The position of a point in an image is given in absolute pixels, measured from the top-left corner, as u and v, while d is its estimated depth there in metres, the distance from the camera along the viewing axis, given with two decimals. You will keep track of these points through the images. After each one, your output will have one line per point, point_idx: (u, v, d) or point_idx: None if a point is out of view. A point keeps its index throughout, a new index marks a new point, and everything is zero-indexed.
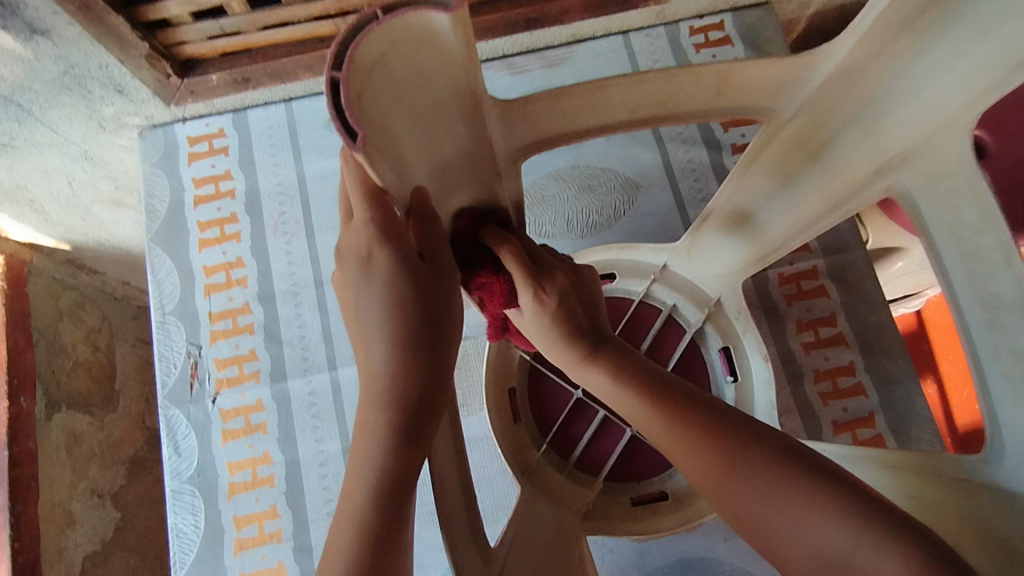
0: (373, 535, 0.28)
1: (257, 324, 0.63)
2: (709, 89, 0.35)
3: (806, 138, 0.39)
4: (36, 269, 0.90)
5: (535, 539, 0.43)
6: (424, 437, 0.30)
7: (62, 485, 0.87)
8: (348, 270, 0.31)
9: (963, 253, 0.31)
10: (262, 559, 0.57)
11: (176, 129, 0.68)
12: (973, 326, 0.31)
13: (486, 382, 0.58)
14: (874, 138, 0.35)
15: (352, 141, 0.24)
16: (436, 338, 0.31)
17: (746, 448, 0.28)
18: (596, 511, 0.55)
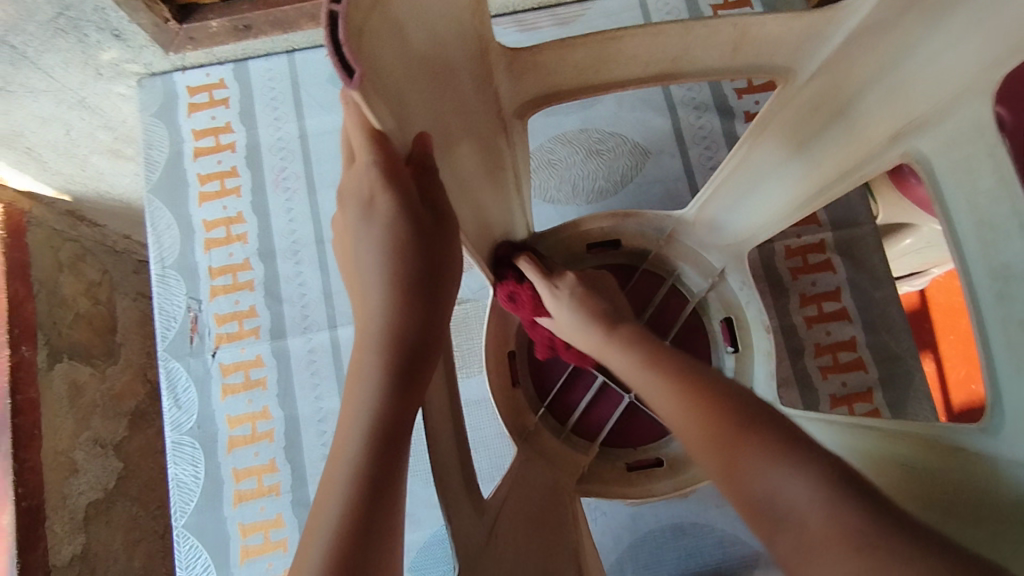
0: (367, 478, 0.29)
1: (257, 281, 0.63)
2: (727, 44, 0.35)
3: (824, 100, 0.39)
4: (36, 219, 0.89)
5: (530, 499, 0.44)
6: (420, 380, 0.31)
7: (65, 433, 0.88)
8: (352, 213, 0.31)
9: (978, 220, 0.31)
10: (261, 510, 0.58)
11: (175, 78, 0.66)
12: (982, 297, 0.31)
13: (487, 343, 0.56)
14: (898, 99, 0.36)
15: (349, 77, 0.22)
16: (435, 287, 0.32)
17: (721, 411, 0.33)
18: (591, 475, 0.55)
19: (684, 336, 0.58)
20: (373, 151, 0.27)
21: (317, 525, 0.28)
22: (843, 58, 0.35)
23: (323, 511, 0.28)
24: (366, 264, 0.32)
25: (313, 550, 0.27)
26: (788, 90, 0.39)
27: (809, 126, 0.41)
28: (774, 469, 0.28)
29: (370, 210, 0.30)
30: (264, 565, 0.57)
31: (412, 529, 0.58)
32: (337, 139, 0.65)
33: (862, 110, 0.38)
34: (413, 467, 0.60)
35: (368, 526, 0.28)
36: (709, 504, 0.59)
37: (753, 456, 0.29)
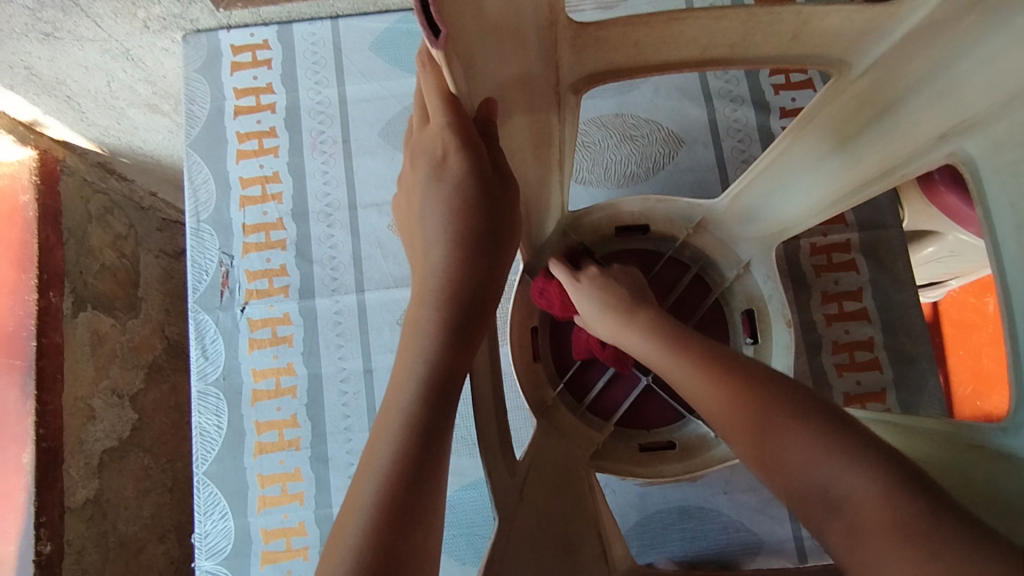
0: (421, 425, 0.30)
1: (289, 240, 0.64)
2: (786, 30, 0.35)
3: (872, 96, 0.39)
4: (69, 169, 0.90)
5: (549, 466, 0.44)
6: (473, 332, 0.33)
7: (85, 380, 0.90)
8: (424, 170, 0.33)
9: (1019, 225, 0.32)
10: (280, 463, 0.59)
11: (220, 37, 0.67)
12: (1016, 299, 0.32)
13: (512, 316, 0.57)
14: (946, 100, 0.36)
15: (436, 38, 0.23)
16: (495, 249, 0.34)
17: (769, 412, 0.32)
18: (605, 453, 0.56)
19: (705, 327, 0.59)
20: (447, 113, 0.29)
21: (370, 467, 0.30)
22: (897, 57, 0.36)
23: (376, 455, 0.30)
24: (425, 225, 0.34)
25: (366, 486, 0.29)
26: (839, 83, 0.40)
27: (854, 124, 0.42)
28: (822, 462, 0.27)
29: (437, 173, 0.32)
30: (281, 516, 0.59)
31: None
32: (375, 107, 0.66)
33: (911, 110, 0.38)
34: None
35: (416, 474, 0.29)
36: (717, 490, 0.60)
37: (800, 452, 0.29)
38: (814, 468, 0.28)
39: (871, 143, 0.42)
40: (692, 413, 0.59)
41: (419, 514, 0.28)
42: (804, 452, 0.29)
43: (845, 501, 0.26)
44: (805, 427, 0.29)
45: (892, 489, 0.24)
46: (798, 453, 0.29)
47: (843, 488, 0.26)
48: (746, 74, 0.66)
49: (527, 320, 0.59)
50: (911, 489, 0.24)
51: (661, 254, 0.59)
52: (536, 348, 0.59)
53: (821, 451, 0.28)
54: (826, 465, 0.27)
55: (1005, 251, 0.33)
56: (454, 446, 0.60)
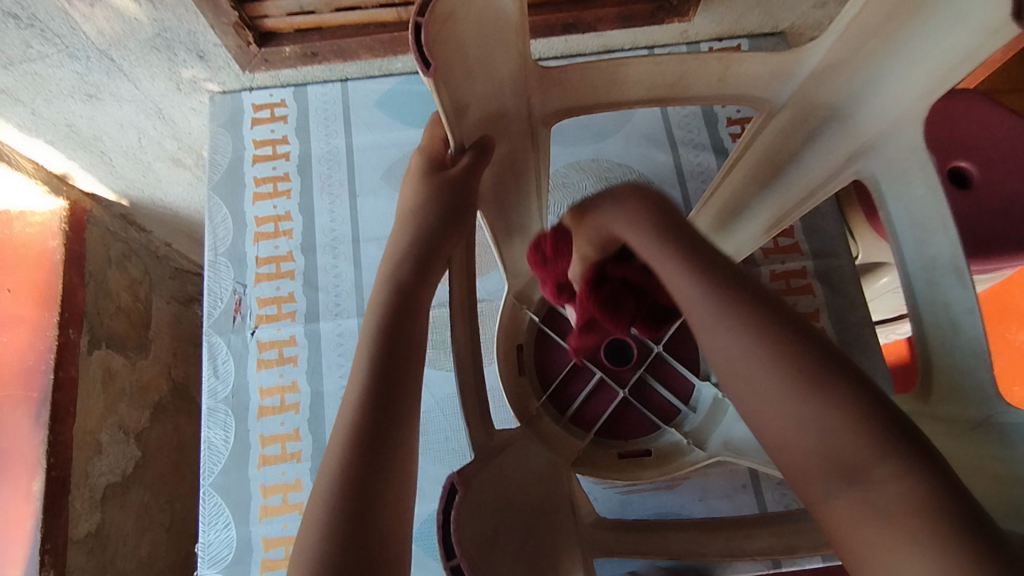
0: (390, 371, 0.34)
1: (297, 271, 0.70)
2: (712, 75, 0.44)
3: (797, 127, 0.46)
4: (93, 218, 0.97)
5: (527, 468, 0.48)
6: (420, 290, 0.38)
7: (95, 415, 0.94)
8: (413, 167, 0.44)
9: (913, 221, 0.41)
10: (282, 474, 0.64)
11: (242, 96, 0.76)
12: (915, 286, 0.40)
13: (499, 335, 0.62)
14: (848, 127, 0.44)
15: (427, 70, 0.30)
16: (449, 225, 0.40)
17: (804, 370, 0.29)
18: (586, 458, 0.60)
19: (676, 342, 0.64)
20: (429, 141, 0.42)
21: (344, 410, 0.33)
22: (809, 94, 0.44)
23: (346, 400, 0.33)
24: (404, 205, 0.43)
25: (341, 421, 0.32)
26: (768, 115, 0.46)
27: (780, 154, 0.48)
28: (805, 412, 0.28)
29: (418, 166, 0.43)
30: (281, 525, 0.63)
31: (421, 501, 0.64)
32: (378, 155, 0.75)
33: (820, 146, 0.46)
34: (425, 444, 0.66)
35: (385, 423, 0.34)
36: (693, 498, 0.63)
37: (787, 404, 0.29)
38: (805, 424, 0.28)
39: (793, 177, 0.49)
40: (668, 424, 0.62)
41: (389, 446, 0.31)
42: (839, 430, 0.28)
43: (841, 460, 0.27)
44: (794, 373, 0.29)
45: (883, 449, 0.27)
46: (785, 404, 0.29)
47: (845, 454, 0.27)
48: (706, 123, 0.75)
49: (513, 338, 0.63)
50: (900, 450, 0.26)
51: None
52: (522, 363, 0.64)
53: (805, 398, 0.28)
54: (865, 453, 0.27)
55: (905, 249, 0.41)
56: (447, 457, 0.65)
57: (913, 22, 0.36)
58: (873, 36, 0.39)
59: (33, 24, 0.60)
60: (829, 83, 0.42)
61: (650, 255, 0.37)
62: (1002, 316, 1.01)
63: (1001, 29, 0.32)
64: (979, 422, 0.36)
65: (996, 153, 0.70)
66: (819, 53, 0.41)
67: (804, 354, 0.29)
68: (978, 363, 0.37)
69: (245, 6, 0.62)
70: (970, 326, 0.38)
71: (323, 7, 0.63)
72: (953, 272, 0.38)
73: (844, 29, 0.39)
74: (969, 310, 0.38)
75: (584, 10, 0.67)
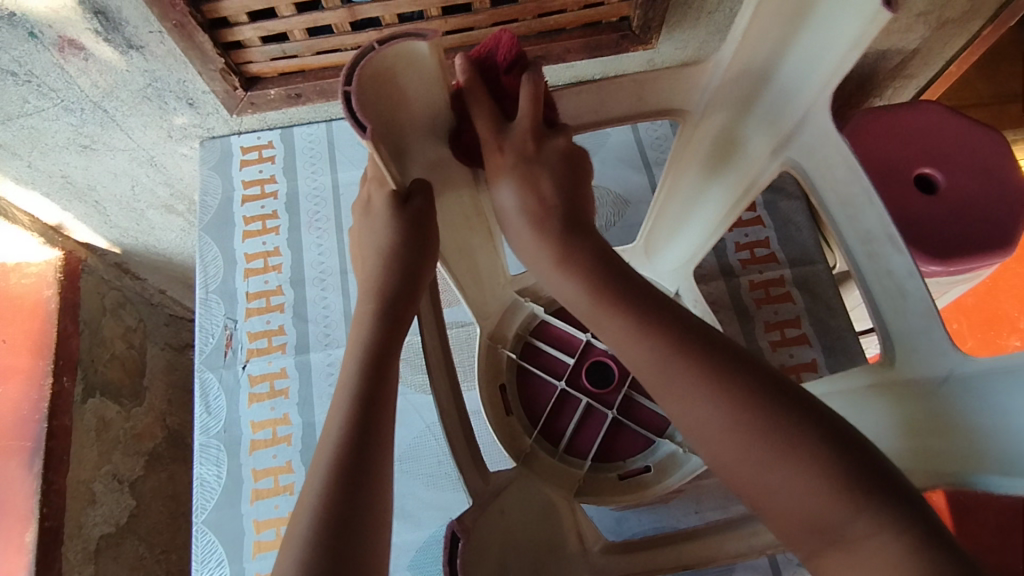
0: (365, 396, 0.37)
1: (287, 304, 0.72)
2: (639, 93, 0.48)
3: (726, 136, 0.52)
4: (89, 268, 0.99)
5: (528, 509, 0.48)
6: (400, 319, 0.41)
7: (89, 464, 0.94)
8: (362, 219, 0.45)
9: (841, 201, 0.44)
10: (275, 508, 0.64)
11: (232, 140, 0.78)
12: (857, 260, 0.44)
13: (478, 375, 0.62)
14: (767, 122, 0.48)
15: (363, 132, 0.34)
16: (408, 285, 0.42)
17: (781, 430, 0.30)
18: (588, 486, 0.59)
19: None
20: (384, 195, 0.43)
21: (326, 439, 0.35)
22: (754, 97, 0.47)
23: (330, 426, 0.36)
24: (371, 243, 0.44)
25: (324, 450, 0.35)
26: (687, 130, 0.53)
27: (715, 157, 0.54)
28: (781, 474, 0.29)
29: (371, 207, 0.44)
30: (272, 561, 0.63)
31: (413, 528, 0.64)
32: None
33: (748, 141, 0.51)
34: (416, 469, 0.66)
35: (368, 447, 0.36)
36: (689, 510, 0.64)
37: (753, 457, 0.30)
38: (772, 478, 0.30)
39: (735, 171, 0.54)
40: (661, 436, 0.61)
41: (368, 475, 0.34)
42: (814, 490, 0.28)
43: (812, 511, 0.28)
44: (743, 422, 0.30)
45: (848, 491, 0.28)
46: (748, 457, 0.30)
47: (811, 504, 0.28)
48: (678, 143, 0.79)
49: (495, 377, 0.62)
50: (868, 492, 0.27)
51: None
52: (507, 403, 0.62)
53: (774, 458, 0.29)
54: (846, 513, 0.27)
55: (838, 225, 0.45)
56: (441, 482, 0.65)
57: (813, 18, 0.40)
58: (779, 29, 0.42)
59: (30, 79, 0.63)
60: (746, 82, 0.47)
61: (600, 321, 0.37)
62: (991, 322, 1.02)
63: (874, 17, 0.35)
64: (941, 379, 0.39)
65: (962, 161, 0.73)
66: (726, 61, 0.45)
67: (755, 400, 0.31)
68: (931, 323, 0.39)
69: (231, 53, 0.65)
70: (914, 290, 0.41)
71: (305, 50, 0.66)
72: (884, 242, 0.41)
73: (739, 39, 0.43)
74: (910, 273, 0.40)
75: (552, 41, 0.69)
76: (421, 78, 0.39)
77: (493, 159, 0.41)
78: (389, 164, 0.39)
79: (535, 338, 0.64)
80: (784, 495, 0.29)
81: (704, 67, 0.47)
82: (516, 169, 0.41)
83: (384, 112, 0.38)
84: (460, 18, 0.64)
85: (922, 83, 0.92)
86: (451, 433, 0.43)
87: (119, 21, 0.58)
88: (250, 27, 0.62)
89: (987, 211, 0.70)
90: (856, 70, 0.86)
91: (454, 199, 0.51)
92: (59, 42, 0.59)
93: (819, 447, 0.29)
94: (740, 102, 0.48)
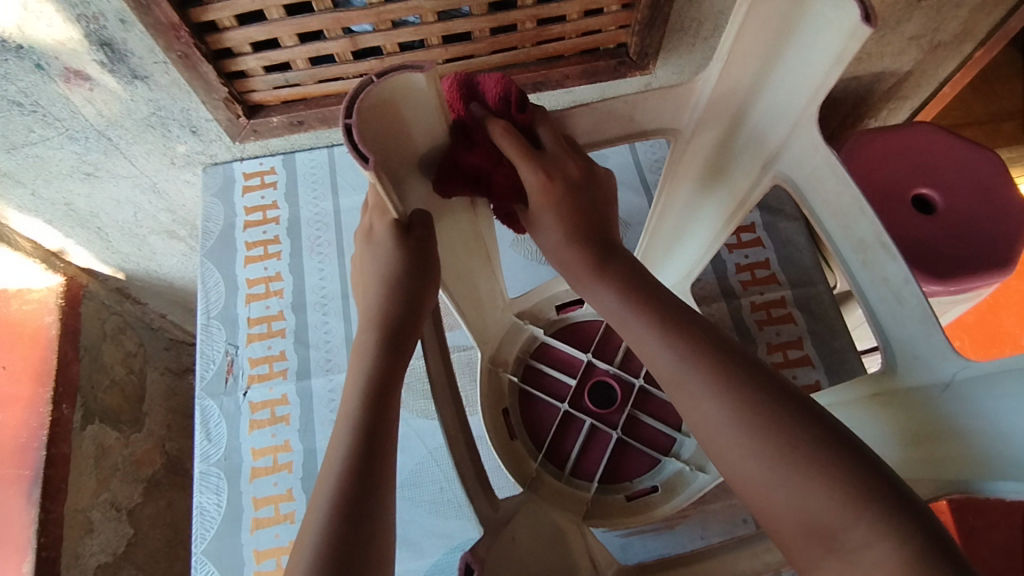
0: (368, 427, 0.37)
1: (288, 329, 0.72)
2: (626, 116, 0.48)
3: (719, 153, 0.52)
4: (89, 293, 0.99)
5: (537, 537, 0.47)
6: (402, 352, 0.42)
7: (87, 493, 0.93)
8: (363, 252, 0.46)
9: (835, 215, 0.45)
10: (276, 537, 0.64)
11: (234, 167, 0.79)
12: (853, 268, 0.44)
13: (482, 402, 0.60)
14: (755, 141, 0.50)
15: (364, 162, 0.34)
16: (413, 318, 0.43)
17: (787, 432, 0.31)
18: (594, 510, 0.58)
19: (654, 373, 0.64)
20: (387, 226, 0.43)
21: (330, 475, 0.35)
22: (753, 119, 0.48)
23: (335, 462, 0.36)
24: (375, 274, 0.44)
25: (327, 489, 0.35)
26: (679, 149, 0.52)
27: (709, 174, 0.54)
28: (778, 474, 0.31)
29: (372, 237, 0.45)
30: None
31: (417, 556, 0.63)
32: None
33: (743, 152, 0.51)
34: (418, 496, 0.65)
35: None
36: (694, 536, 0.63)
37: (774, 469, 0.31)
38: (784, 492, 0.31)
39: (732, 182, 0.54)
40: (667, 455, 0.61)
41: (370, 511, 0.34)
42: (809, 491, 0.30)
43: (819, 523, 0.30)
44: (767, 436, 0.32)
45: (860, 501, 0.29)
46: (766, 467, 0.31)
47: (822, 516, 0.29)
48: None
49: (498, 403, 0.62)
50: (882, 502, 0.28)
51: (602, 320, 0.66)
52: (511, 428, 0.61)
53: (796, 471, 0.30)
54: (841, 514, 0.29)
55: (835, 240, 0.45)
56: (444, 509, 0.64)
57: (795, 39, 0.41)
58: (765, 48, 0.43)
59: (36, 110, 0.64)
60: (738, 101, 0.47)
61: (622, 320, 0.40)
62: (995, 340, 1.01)
63: (855, 31, 0.36)
64: (945, 384, 0.39)
65: (959, 181, 0.73)
66: (712, 81, 0.45)
67: (781, 411, 0.32)
68: (927, 328, 0.40)
69: (234, 83, 0.66)
70: (911, 296, 0.41)
71: (308, 79, 0.67)
72: (877, 249, 0.42)
73: (726, 58, 0.43)
74: (905, 280, 0.41)
75: (551, 68, 0.71)
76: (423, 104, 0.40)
77: (542, 187, 0.43)
78: (391, 195, 0.39)
79: (536, 361, 0.64)
80: (799, 507, 0.30)
81: (691, 87, 0.47)
82: (564, 199, 0.44)
83: (384, 142, 0.38)
84: (459, 47, 0.65)
85: (916, 105, 0.93)
86: (458, 460, 0.43)
87: (125, 52, 0.59)
88: (253, 58, 0.62)
89: (986, 229, 0.71)
90: (851, 93, 0.87)
91: (454, 227, 0.51)
92: (66, 74, 0.60)
93: (820, 451, 0.30)
94: (735, 126, 0.49)
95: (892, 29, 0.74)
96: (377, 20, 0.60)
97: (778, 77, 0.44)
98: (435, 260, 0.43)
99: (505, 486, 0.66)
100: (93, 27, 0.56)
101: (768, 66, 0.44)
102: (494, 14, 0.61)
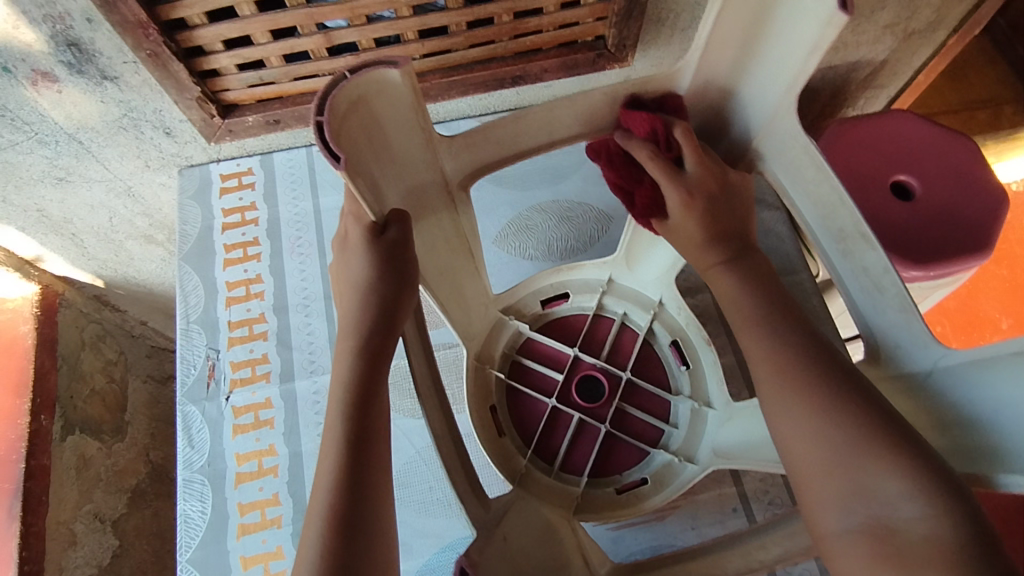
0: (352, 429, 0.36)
1: (270, 331, 0.71)
2: (603, 109, 0.48)
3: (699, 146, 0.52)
4: (67, 301, 0.96)
5: (529, 534, 0.47)
6: (385, 355, 0.41)
7: (69, 505, 0.91)
8: (340, 254, 0.45)
9: (814, 204, 0.45)
10: (263, 542, 0.63)
11: (211, 168, 0.77)
12: (833, 257, 0.44)
13: (469, 399, 0.60)
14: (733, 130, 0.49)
15: (336, 162, 0.33)
16: (393, 321, 0.42)
17: (861, 420, 0.33)
18: (585, 505, 0.58)
19: (641, 365, 0.64)
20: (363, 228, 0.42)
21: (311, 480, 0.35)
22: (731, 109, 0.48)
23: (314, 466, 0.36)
24: (350, 276, 0.44)
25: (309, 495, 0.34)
26: None
27: None
28: (847, 456, 0.33)
29: (348, 240, 0.44)
30: None
31: (407, 557, 0.62)
32: None
33: (723, 143, 0.51)
34: (407, 497, 0.64)
35: (358, 480, 0.36)
36: (685, 527, 0.63)
37: (844, 441, 0.33)
38: (849, 470, 0.32)
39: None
40: (655, 447, 0.61)
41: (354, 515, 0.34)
42: (876, 478, 0.31)
43: (872, 495, 0.31)
44: (842, 408, 0.34)
45: (923, 478, 0.30)
46: (834, 440, 0.33)
47: (878, 487, 0.31)
48: None
49: (484, 400, 0.61)
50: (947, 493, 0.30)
51: (587, 314, 0.65)
52: (499, 425, 0.61)
53: (857, 442, 0.32)
54: (904, 505, 0.30)
55: (814, 229, 0.45)
56: (434, 508, 0.64)
57: (771, 29, 0.41)
58: (742, 36, 0.43)
59: (3, 114, 0.62)
60: (715, 90, 0.47)
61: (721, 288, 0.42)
62: (975, 325, 1.03)
63: (831, 19, 0.36)
64: (927, 371, 0.40)
65: (935, 166, 0.74)
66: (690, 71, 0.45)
67: (853, 390, 0.34)
68: (908, 317, 0.40)
69: (207, 81, 0.65)
70: (890, 285, 0.41)
71: (282, 77, 0.66)
72: (857, 240, 0.42)
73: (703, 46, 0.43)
74: (885, 270, 0.41)
75: (529, 62, 0.70)
76: (395, 103, 0.40)
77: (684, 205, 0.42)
78: (365, 197, 0.38)
79: (522, 357, 0.63)
80: (856, 477, 0.32)
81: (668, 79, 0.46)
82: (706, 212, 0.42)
83: (357, 139, 0.38)
84: (437, 41, 0.64)
85: (894, 92, 0.93)
86: (446, 460, 0.42)
87: (93, 53, 0.58)
88: (225, 55, 0.61)
89: (962, 219, 0.71)
90: (829, 82, 0.87)
91: (432, 225, 0.50)
92: (33, 76, 0.59)
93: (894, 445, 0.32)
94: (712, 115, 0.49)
95: (867, 17, 0.75)
96: (351, 15, 0.59)
97: (756, 65, 0.44)
98: (414, 260, 0.43)
99: (497, 483, 0.66)
100: (58, 27, 0.55)
101: (749, 54, 0.44)
102: (470, 8, 0.61)
